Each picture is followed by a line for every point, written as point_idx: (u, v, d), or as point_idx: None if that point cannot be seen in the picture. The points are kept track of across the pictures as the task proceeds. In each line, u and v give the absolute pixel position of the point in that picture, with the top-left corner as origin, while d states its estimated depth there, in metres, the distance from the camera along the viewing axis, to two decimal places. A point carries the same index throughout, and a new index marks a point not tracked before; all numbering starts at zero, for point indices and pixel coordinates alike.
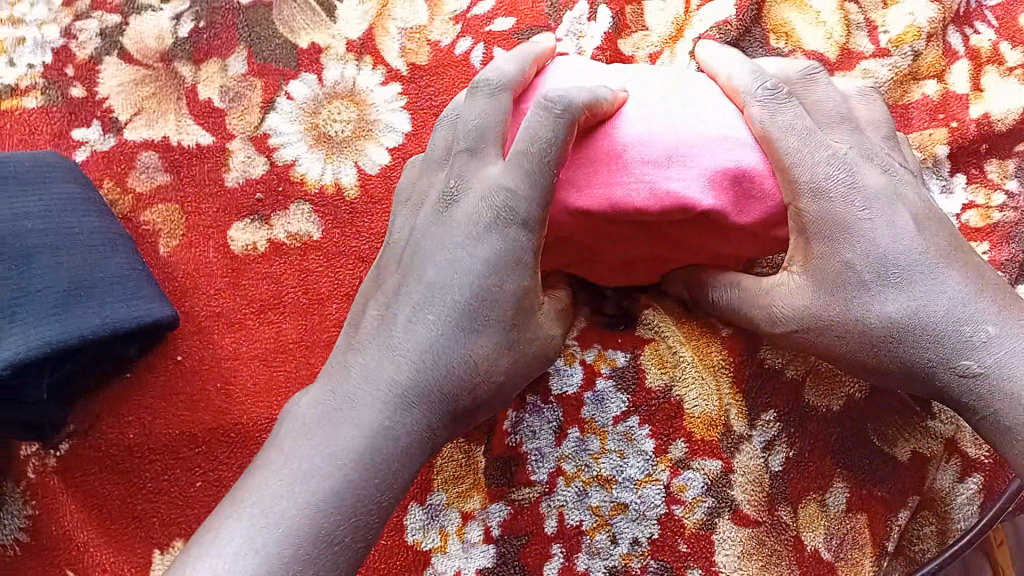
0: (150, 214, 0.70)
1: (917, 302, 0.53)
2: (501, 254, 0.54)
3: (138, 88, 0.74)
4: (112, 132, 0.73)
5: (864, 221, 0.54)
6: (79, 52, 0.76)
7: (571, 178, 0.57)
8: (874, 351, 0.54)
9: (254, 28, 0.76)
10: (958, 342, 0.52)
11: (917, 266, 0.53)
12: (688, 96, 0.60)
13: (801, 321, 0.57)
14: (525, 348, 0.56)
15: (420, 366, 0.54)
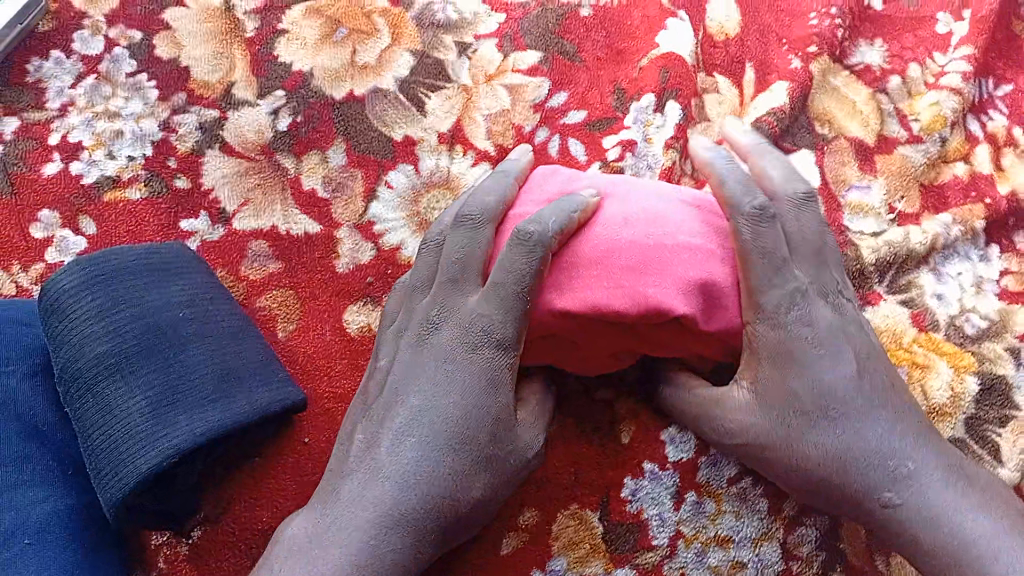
0: (265, 299, 0.73)
1: (835, 436, 0.59)
2: (477, 382, 0.58)
3: (243, 179, 0.77)
4: (220, 223, 0.75)
5: (809, 355, 0.59)
6: (179, 144, 0.78)
7: (553, 282, 0.59)
8: (827, 479, 0.59)
9: (350, 122, 0.80)
10: (873, 485, 0.58)
11: (853, 408, 0.59)
12: (633, 196, 0.62)
13: (749, 439, 0.62)
14: (501, 465, 0.59)
15: (419, 493, 0.57)
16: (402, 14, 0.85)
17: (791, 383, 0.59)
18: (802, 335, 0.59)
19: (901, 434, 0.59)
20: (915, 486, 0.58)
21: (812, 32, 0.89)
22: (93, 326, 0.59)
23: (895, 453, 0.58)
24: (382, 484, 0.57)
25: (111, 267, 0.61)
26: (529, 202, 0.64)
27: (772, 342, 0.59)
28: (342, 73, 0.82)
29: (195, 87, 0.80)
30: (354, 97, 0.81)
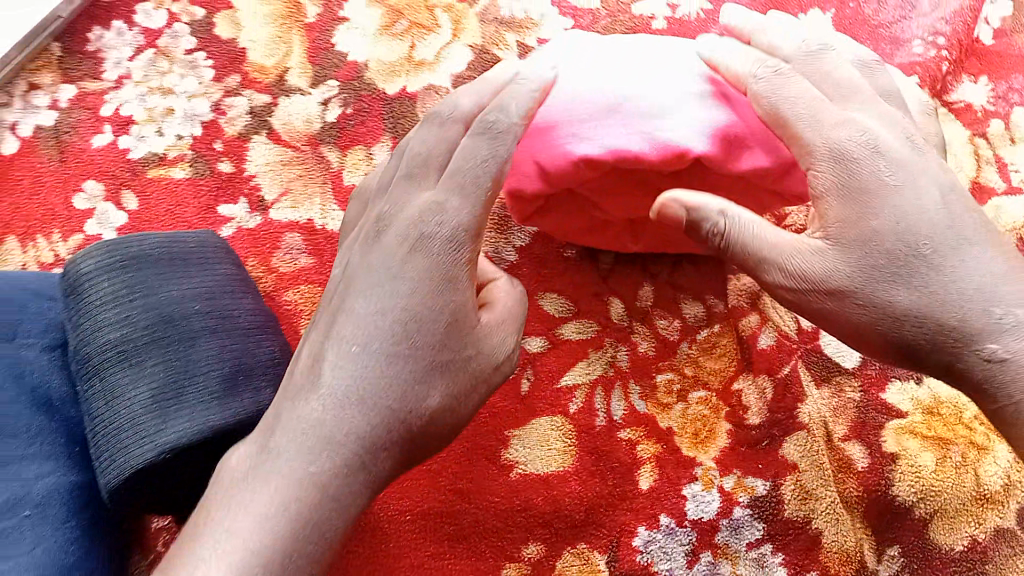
0: (292, 294, 0.72)
1: (924, 220, 0.52)
2: (431, 277, 0.50)
3: (285, 168, 0.76)
4: (258, 211, 0.74)
5: (880, 178, 0.52)
6: (227, 127, 0.77)
7: (574, 135, 0.64)
8: (907, 329, 0.52)
9: (399, 120, 0.78)
10: (978, 306, 0.51)
11: (909, 178, 0.52)
12: (695, 132, 0.62)
13: (815, 286, 0.53)
14: (460, 372, 0.52)
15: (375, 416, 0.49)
16: (465, 10, 0.82)
17: (761, 231, 0.55)
18: (864, 195, 0.52)
19: (949, 225, 0.52)
20: (1020, 310, 0.51)
21: (915, 62, 0.82)
22: (109, 310, 0.59)
23: (923, 193, 0.52)
24: (327, 397, 0.49)
25: (131, 251, 0.61)
26: (590, 139, 0.63)
27: (829, 171, 0.53)
28: (397, 67, 0.80)
29: (251, 70, 0.79)
30: (406, 94, 0.79)
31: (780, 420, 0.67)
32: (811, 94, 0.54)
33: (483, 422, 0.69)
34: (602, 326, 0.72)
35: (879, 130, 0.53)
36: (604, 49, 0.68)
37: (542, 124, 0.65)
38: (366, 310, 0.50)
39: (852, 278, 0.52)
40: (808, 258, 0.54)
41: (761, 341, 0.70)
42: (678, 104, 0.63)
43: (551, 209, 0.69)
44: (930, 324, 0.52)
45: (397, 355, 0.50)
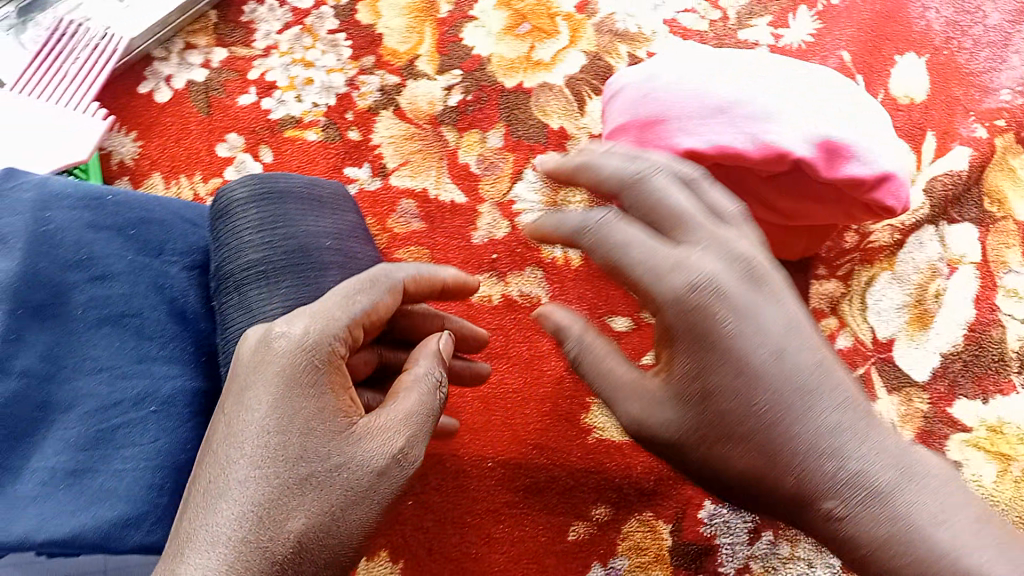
0: (403, 253, 0.79)
1: (819, 425, 0.41)
2: (281, 453, 0.43)
3: (407, 142, 0.83)
4: (379, 176, 0.82)
5: (717, 323, 0.42)
6: (359, 100, 0.84)
7: (681, 130, 0.70)
8: (762, 471, 0.42)
9: (513, 110, 0.84)
10: (815, 458, 0.41)
11: (750, 321, 0.42)
12: (795, 137, 0.68)
13: (663, 442, 0.45)
14: (336, 480, 0.44)
15: (257, 518, 0.42)
16: (583, 21, 0.89)
17: (611, 363, 0.47)
18: (700, 249, 0.44)
19: (785, 342, 0.42)
20: (889, 503, 0.40)
21: (1002, 108, 0.87)
22: (249, 236, 0.65)
23: (784, 351, 0.42)
24: (201, 518, 0.42)
25: (271, 188, 0.68)
26: (693, 134, 0.70)
27: (672, 278, 0.43)
28: (516, 64, 0.86)
29: (384, 53, 0.87)
30: (522, 89, 0.85)
31: None
32: (650, 237, 0.44)
33: (567, 387, 0.74)
34: None
35: (726, 264, 0.43)
36: (716, 64, 0.75)
37: (653, 120, 0.72)
38: (237, 425, 0.44)
39: (689, 428, 0.44)
40: (724, 379, 0.42)
41: (838, 343, 0.75)
42: (781, 112, 0.70)
43: None
44: (742, 459, 0.42)
45: (266, 461, 0.43)
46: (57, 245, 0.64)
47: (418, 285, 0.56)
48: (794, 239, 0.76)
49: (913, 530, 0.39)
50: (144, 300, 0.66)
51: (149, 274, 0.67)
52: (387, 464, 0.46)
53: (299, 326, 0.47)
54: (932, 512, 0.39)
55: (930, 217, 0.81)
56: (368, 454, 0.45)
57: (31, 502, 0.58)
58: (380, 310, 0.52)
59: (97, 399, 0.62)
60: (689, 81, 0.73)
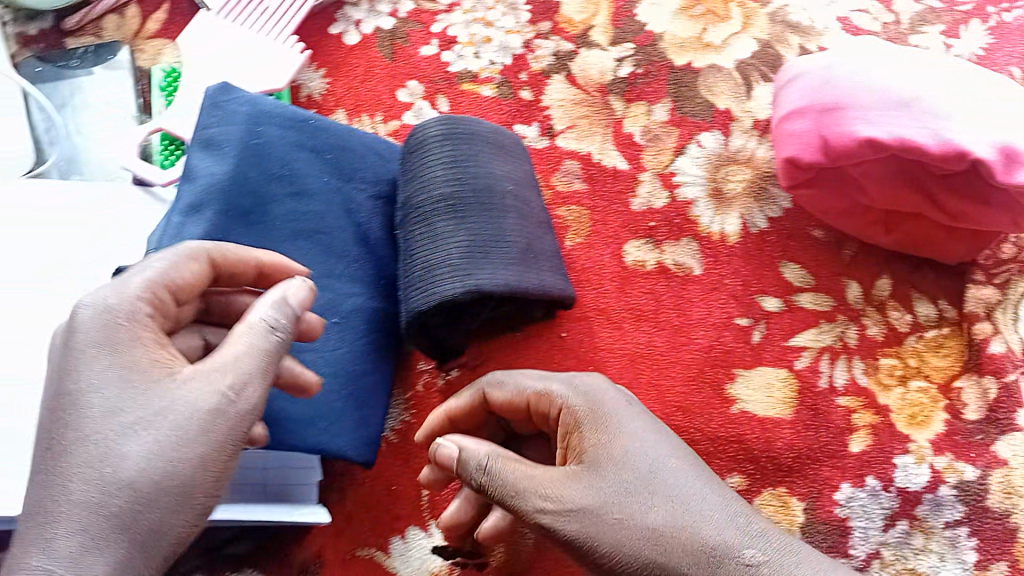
0: (564, 211, 0.82)
1: (653, 518, 0.50)
2: (99, 484, 0.46)
3: (575, 107, 0.86)
4: (546, 136, 0.85)
5: (596, 444, 0.54)
6: (533, 63, 0.88)
7: (858, 119, 0.72)
8: (656, 556, 0.49)
9: (682, 87, 0.86)
10: (705, 541, 0.49)
11: (618, 469, 0.52)
12: (976, 138, 0.69)
13: (570, 518, 0.51)
14: (166, 418, 0.48)
15: (91, 480, 0.46)
16: (757, 9, 0.90)
17: (520, 469, 0.53)
18: (604, 419, 0.55)
19: (663, 458, 0.53)
20: (766, 555, 0.49)
21: None
22: (439, 170, 0.69)
23: (662, 480, 0.52)
24: (109, 475, 0.46)
25: (463, 130, 0.71)
26: (870, 124, 0.72)
27: (549, 482, 0.52)
28: (687, 44, 0.88)
29: (561, 21, 0.90)
30: (691, 68, 0.87)
31: (998, 418, 0.72)
32: (558, 471, 0.53)
33: (714, 357, 0.76)
34: (836, 303, 0.77)
35: (605, 388, 0.58)
36: (899, 60, 0.77)
37: (833, 106, 0.74)
38: (70, 460, 0.46)
39: (590, 496, 0.51)
40: (549, 485, 0.52)
41: (990, 347, 0.75)
42: (963, 113, 0.71)
43: (814, 185, 0.77)
44: (643, 555, 0.49)
45: (180, 444, 0.47)
46: (266, 159, 0.69)
47: (228, 260, 0.57)
48: (955, 240, 0.76)
49: None
50: (335, 221, 0.71)
51: (340, 198, 0.72)
52: (221, 402, 0.49)
53: (130, 350, 0.49)
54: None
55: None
56: (203, 395, 0.49)
57: None
58: (186, 279, 0.53)
59: None
60: (870, 75, 0.75)
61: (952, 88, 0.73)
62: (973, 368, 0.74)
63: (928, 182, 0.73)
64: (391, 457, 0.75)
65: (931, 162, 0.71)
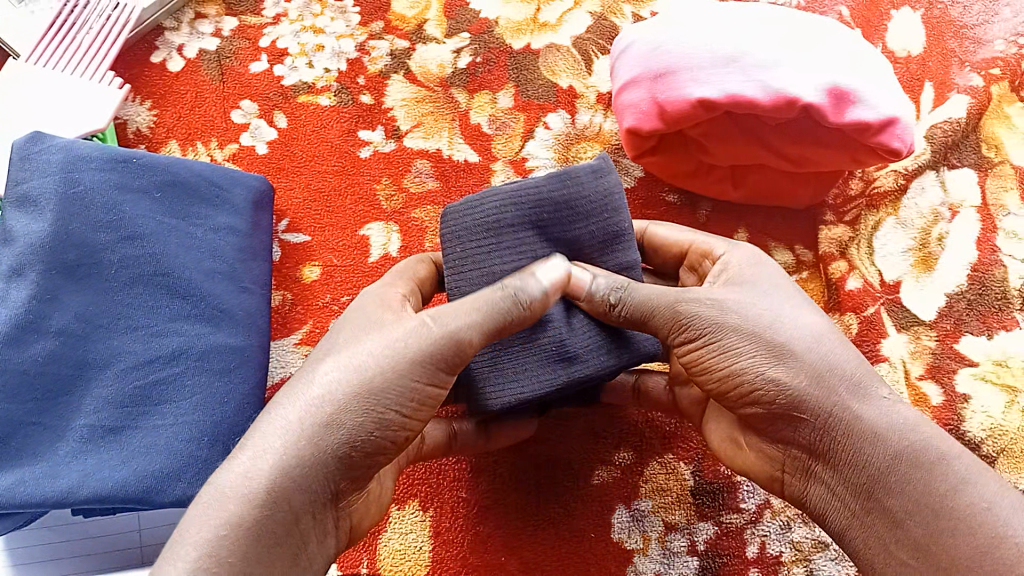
0: (419, 212, 0.79)
1: (799, 331, 0.56)
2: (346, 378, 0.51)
3: (419, 105, 0.84)
4: (393, 138, 0.83)
5: (777, 315, 0.57)
6: (369, 65, 0.86)
7: (689, 81, 0.73)
8: (808, 379, 0.55)
9: (523, 71, 0.86)
10: (864, 386, 0.55)
11: (765, 298, 0.58)
12: (805, 84, 0.71)
13: (714, 335, 0.57)
14: (417, 338, 0.52)
15: (327, 400, 0.50)
16: None
17: (645, 291, 0.58)
18: (742, 286, 0.59)
19: (829, 332, 0.57)
20: (907, 410, 0.54)
21: (997, 57, 0.90)
22: (469, 271, 0.60)
23: (841, 351, 0.56)
24: (344, 376, 0.51)
25: (555, 216, 0.60)
26: (702, 84, 0.72)
27: (675, 297, 0.58)
28: (523, 27, 0.88)
29: (393, 18, 0.88)
30: (530, 50, 0.87)
31: (865, 352, 0.75)
32: (747, 309, 0.57)
33: None
34: None
35: (745, 258, 0.63)
36: (718, 15, 0.78)
37: (665, 71, 0.74)
38: (332, 367, 0.52)
39: (808, 359, 0.55)
40: (644, 289, 0.59)
41: (848, 285, 0.78)
42: (787, 61, 0.72)
43: (659, 151, 0.77)
44: (818, 391, 0.55)
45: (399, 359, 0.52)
46: (88, 206, 0.66)
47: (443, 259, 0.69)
48: (801, 185, 0.78)
49: (923, 435, 0.52)
50: (175, 259, 0.68)
51: (176, 234, 0.69)
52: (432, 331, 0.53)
53: (375, 304, 0.58)
54: (915, 419, 0.53)
55: (931, 162, 0.84)
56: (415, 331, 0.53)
57: (75, 455, 0.61)
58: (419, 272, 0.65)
59: (134, 357, 0.64)
60: (696, 35, 0.75)
61: (773, 36, 0.75)
62: (834, 308, 0.77)
63: (766, 133, 0.75)
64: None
65: (766, 113, 0.72)
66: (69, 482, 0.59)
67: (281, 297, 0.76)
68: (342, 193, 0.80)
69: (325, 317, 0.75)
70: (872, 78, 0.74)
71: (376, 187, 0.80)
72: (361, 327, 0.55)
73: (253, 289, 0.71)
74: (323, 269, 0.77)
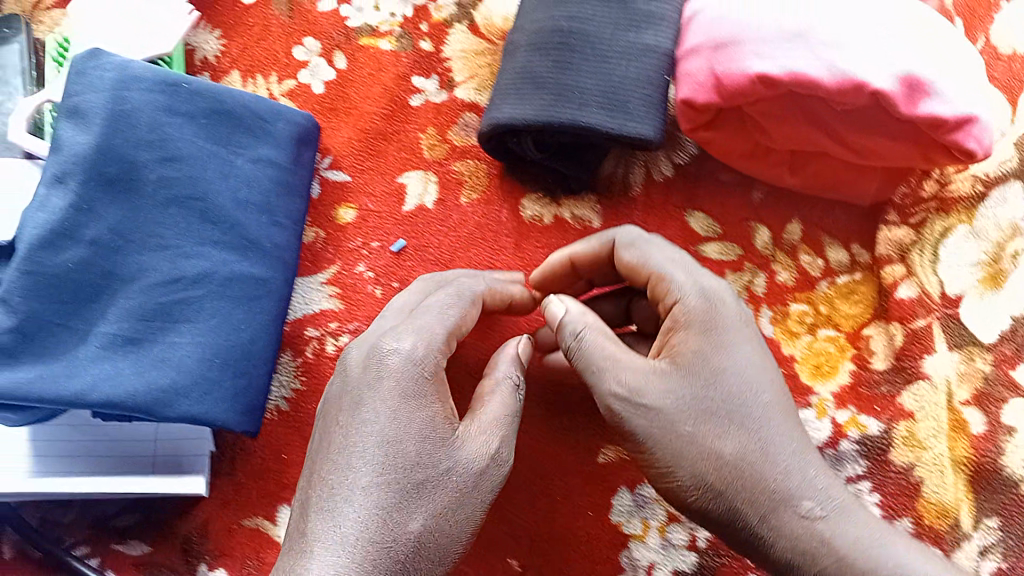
0: (460, 165, 0.79)
1: (727, 457, 0.57)
2: (404, 496, 0.55)
3: (478, 57, 0.83)
4: (445, 89, 0.82)
5: (695, 424, 0.57)
6: (434, 13, 0.84)
7: (751, 53, 0.68)
8: (729, 501, 0.57)
9: None
10: (785, 501, 0.57)
11: (697, 398, 0.57)
12: (876, 66, 0.65)
13: (639, 443, 0.58)
14: (452, 477, 0.57)
15: (387, 538, 0.54)
16: None
17: (593, 371, 0.59)
18: (683, 369, 0.58)
19: (765, 435, 0.57)
20: (823, 525, 0.56)
21: None
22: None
23: (768, 464, 0.57)
24: (404, 517, 0.55)
25: None
26: (765, 57, 0.67)
27: (615, 376, 0.58)
28: None
29: None
30: None
31: (903, 368, 0.71)
32: (672, 413, 0.57)
33: None
34: (743, 252, 0.74)
35: (707, 301, 0.59)
36: None
37: (727, 41, 0.69)
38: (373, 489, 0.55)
39: (724, 476, 0.57)
40: (613, 356, 0.59)
41: (899, 292, 0.72)
42: (861, 41, 0.66)
43: (716, 126, 0.72)
44: (736, 510, 0.57)
45: (477, 485, 0.58)
46: (134, 123, 0.68)
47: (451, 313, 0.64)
48: (865, 177, 0.73)
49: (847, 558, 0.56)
50: (210, 183, 0.69)
51: (215, 159, 0.70)
52: (482, 469, 0.58)
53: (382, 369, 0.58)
54: (850, 539, 0.56)
55: (1018, 171, 0.75)
56: (490, 447, 0.59)
57: (94, 360, 0.64)
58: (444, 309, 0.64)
59: (161, 274, 0.67)
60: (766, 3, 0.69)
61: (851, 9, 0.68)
62: (884, 316, 0.73)
63: (827, 117, 0.69)
64: (286, 428, 0.73)
65: (830, 96, 0.67)
66: (84, 384, 0.62)
67: (314, 235, 0.77)
68: (389, 139, 0.80)
69: (353, 260, 0.76)
70: (953, 69, 0.67)
71: (421, 136, 0.80)
72: (402, 389, 0.57)
73: (285, 224, 0.73)
74: (357, 213, 0.77)
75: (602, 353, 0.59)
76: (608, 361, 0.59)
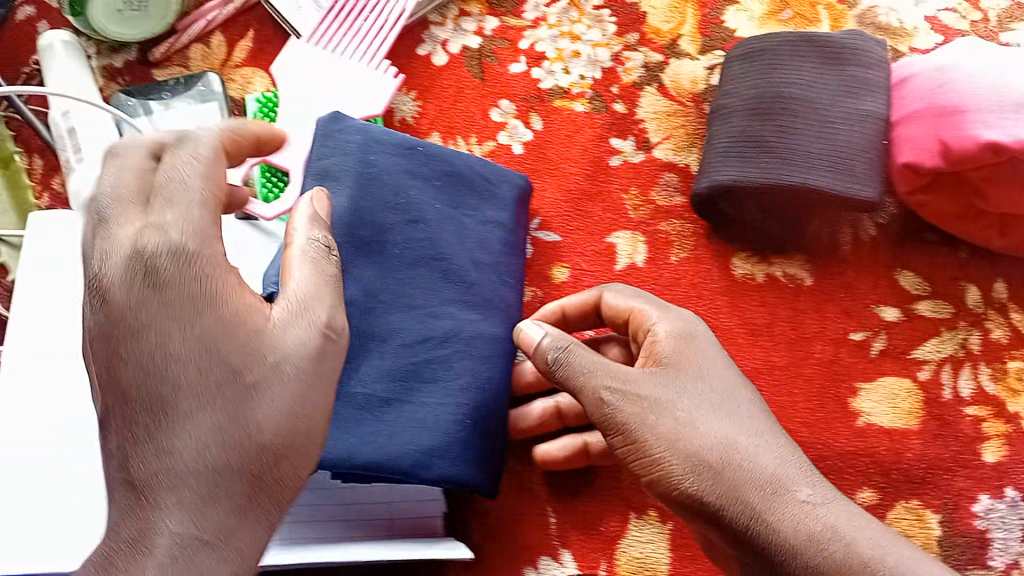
0: (666, 225, 0.80)
1: (714, 440, 0.56)
2: (208, 414, 0.44)
3: (671, 119, 0.85)
4: (643, 150, 0.83)
5: (686, 416, 0.57)
6: (624, 75, 0.86)
7: (978, 122, 0.70)
8: (737, 495, 0.54)
9: None
10: (770, 487, 0.54)
11: (684, 390, 0.58)
12: None
13: (645, 443, 0.56)
14: (231, 365, 0.45)
15: (207, 473, 0.43)
16: (844, 12, 0.89)
17: (589, 378, 0.58)
18: (661, 370, 0.59)
19: (744, 433, 0.56)
20: (823, 512, 0.54)
21: None
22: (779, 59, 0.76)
23: (753, 455, 0.55)
24: (174, 431, 0.43)
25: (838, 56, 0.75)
26: (993, 125, 0.69)
27: (602, 376, 0.58)
28: None
29: (649, 31, 0.88)
30: None
31: None
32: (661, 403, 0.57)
33: (834, 372, 0.76)
34: (957, 310, 0.77)
35: (684, 324, 0.63)
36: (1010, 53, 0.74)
37: (952, 109, 0.71)
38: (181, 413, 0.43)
39: (712, 456, 0.55)
40: (582, 356, 0.59)
41: None
42: None
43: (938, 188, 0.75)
44: (736, 500, 0.54)
45: (227, 364, 0.44)
46: (381, 185, 0.69)
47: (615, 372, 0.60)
48: None
49: (811, 528, 0.53)
50: (450, 244, 0.70)
51: (450, 221, 0.71)
52: (298, 358, 0.46)
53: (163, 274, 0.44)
54: (873, 536, 0.53)
55: None
56: (257, 320, 0.46)
57: (353, 420, 0.63)
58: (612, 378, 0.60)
59: (411, 334, 0.67)
60: (989, 73, 0.71)
61: None
62: None
63: None
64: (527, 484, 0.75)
65: None
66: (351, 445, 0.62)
67: (532, 293, 0.79)
68: (594, 199, 0.81)
69: None
70: None
71: (625, 196, 0.81)
72: (154, 282, 0.44)
73: (512, 283, 0.73)
74: (572, 271, 0.79)
75: (571, 353, 0.59)
76: (606, 369, 0.59)
